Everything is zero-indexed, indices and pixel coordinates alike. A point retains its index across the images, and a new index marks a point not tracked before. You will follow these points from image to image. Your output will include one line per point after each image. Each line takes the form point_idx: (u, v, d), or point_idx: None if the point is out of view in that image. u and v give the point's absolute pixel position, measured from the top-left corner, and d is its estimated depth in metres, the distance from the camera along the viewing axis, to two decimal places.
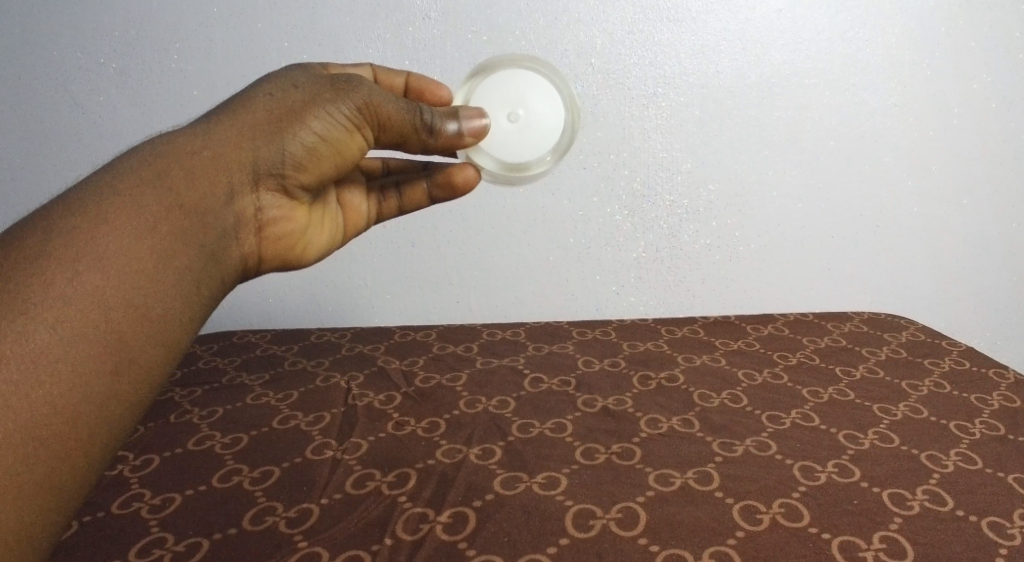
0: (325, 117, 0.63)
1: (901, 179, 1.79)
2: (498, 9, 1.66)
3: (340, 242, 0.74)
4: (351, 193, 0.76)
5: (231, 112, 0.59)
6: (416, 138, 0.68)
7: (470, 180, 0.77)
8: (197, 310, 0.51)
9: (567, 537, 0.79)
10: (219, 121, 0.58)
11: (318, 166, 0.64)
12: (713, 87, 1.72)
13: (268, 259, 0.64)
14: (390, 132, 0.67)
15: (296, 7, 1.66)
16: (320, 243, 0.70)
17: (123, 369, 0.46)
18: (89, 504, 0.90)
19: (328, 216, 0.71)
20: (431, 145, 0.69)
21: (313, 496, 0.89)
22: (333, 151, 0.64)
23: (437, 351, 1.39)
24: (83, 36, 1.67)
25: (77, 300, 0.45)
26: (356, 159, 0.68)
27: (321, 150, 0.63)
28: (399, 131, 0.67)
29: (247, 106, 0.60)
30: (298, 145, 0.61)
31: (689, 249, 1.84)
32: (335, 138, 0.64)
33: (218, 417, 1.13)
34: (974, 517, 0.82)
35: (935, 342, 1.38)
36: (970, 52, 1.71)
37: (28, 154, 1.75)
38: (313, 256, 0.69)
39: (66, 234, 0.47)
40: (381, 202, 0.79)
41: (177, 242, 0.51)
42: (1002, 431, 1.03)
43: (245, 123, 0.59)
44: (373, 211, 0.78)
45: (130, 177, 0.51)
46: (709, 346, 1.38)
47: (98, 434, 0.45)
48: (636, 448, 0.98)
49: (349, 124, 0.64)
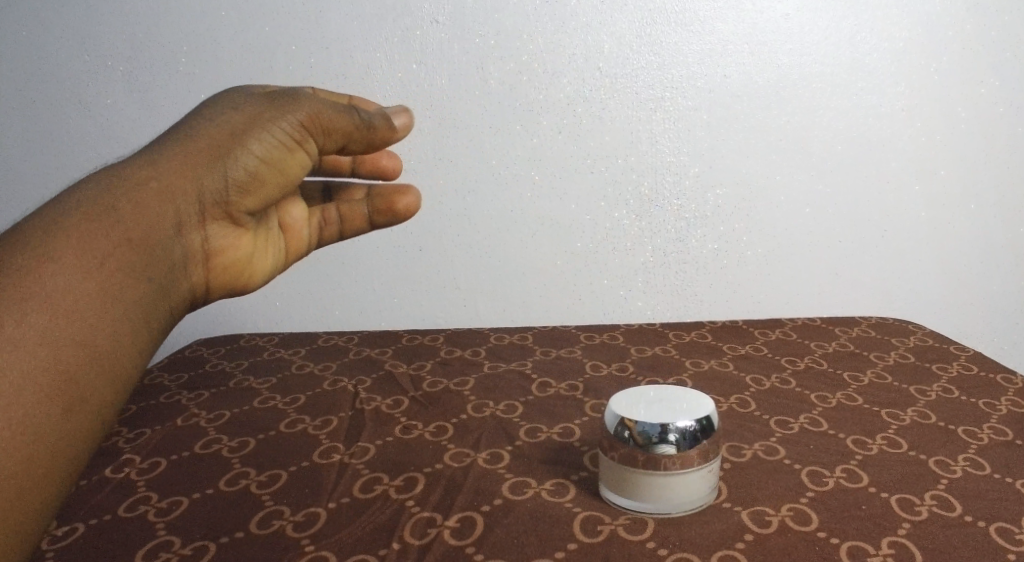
0: (268, 137, 0.64)
1: (908, 182, 1.79)
2: (506, 14, 1.68)
3: (284, 265, 0.74)
4: (292, 214, 0.75)
5: (177, 141, 0.61)
6: (358, 137, 0.70)
7: (409, 206, 0.80)
8: (142, 343, 0.52)
9: (575, 542, 0.78)
10: (169, 151, 0.60)
11: (264, 188, 0.65)
12: (720, 91, 1.72)
13: (216, 288, 0.65)
14: (333, 139, 0.69)
15: (304, 10, 1.67)
16: (267, 266, 0.70)
17: (73, 408, 0.46)
18: (96, 507, 0.90)
19: (270, 238, 0.72)
20: (372, 142, 0.71)
21: (321, 500, 0.89)
22: (277, 169, 0.66)
23: (445, 355, 1.39)
24: (92, 41, 1.69)
25: (23, 342, 0.45)
26: (298, 175, 0.69)
27: (265, 171, 0.64)
28: (344, 134, 0.69)
29: (193, 135, 0.61)
30: (242, 165, 0.62)
31: (696, 254, 1.82)
32: (280, 156, 0.66)
33: (225, 421, 1.13)
34: (982, 522, 0.81)
35: (943, 348, 1.38)
36: (976, 56, 1.73)
37: (36, 156, 1.77)
38: (259, 281, 0.69)
39: (14, 275, 0.47)
40: (322, 224, 0.78)
41: (118, 284, 0.51)
42: (1011, 436, 1.02)
43: (189, 152, 0.60)
44: (315, 233, 0.78)
45: (75, 212, 0.52)
46: (716, 351, 1.38)
47: (48, 479, 0.45)
48: (694, 453, 0.83)
49: (292, 140, 0.66)
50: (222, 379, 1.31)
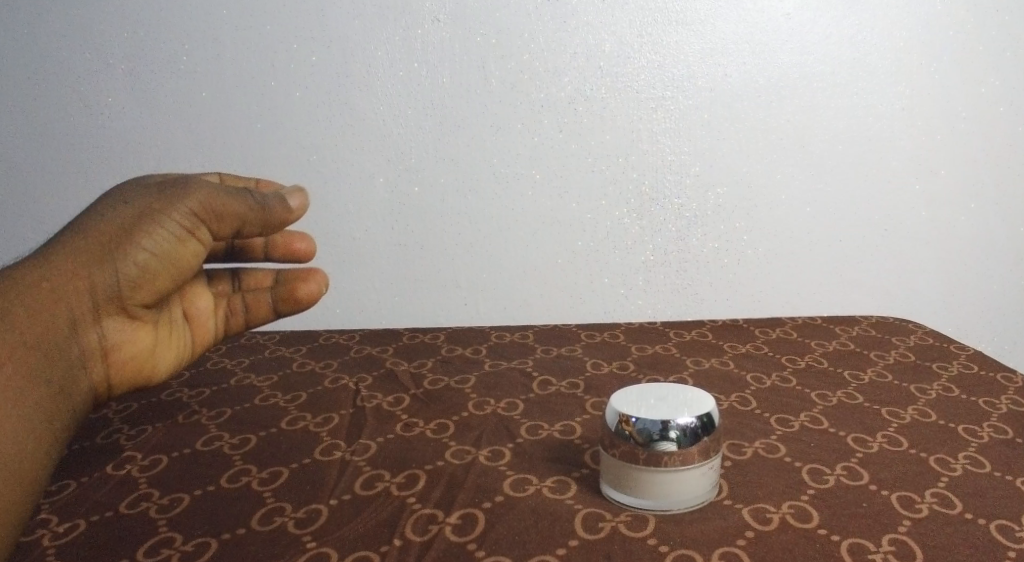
0: (149, 243, 0.92)
1: (908, 181, 1.79)
2: (508, 13, 1.68)
3: (188, 355, 1.05)
4: (197, 310, 1.06)
5: (63, 257, 0.88)
6: (250, 219, 0.98)
7: (312, 294, 1.08)
8: (52, 408, 0.78)
9: (577, 539, 0.78)
10: (57, 266, 0.87)
11: (149, 286, 0.94)
12: (721, 90, 1.72)
13: (121, 378, 0.96)
14: (221, 224, 0.97)
15: (306, 8, 1.68)
16: (167, 358, 1.01)
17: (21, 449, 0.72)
18: (98, 504, 0.90)
19: (172, 334, 1.02)
20: (265, 220, 1.00)
21: (322, 497, 0.89)
22: (163, 266, 0.94)
23: (446, 353, 1.39)
24: (93, 38, 1.69)
25: None
26: (183, 265, 0.96)
27: (150, 270, 0.93)
28: (235, 217, 0.97)
29: (74, 253, 0.89)
30: (128, 269, 0.91)
31: (697, 252, 1.82)
32: (161, 255, 0.93)
33: (226, 418, 1.13)
34: (982, 520, 0.81)
35: (944, 347, 1.38)
36: (976, 55, 1.74)
37: (38, 155, 1.77)
38: (162, 368, 1.00)
39: None
40: (228, 317, 1.09)
41: (35, 367, 0.77)
42: (1010, 434, 1.02)
43: (77, 267, 0.87)
44: (219, 326, 1.09)
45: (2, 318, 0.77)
46: (717, 350, 1.38)
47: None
48: (694, 452, 0.83)
49: (172, 241, 0.94)
50: (224, 376, 1.31)
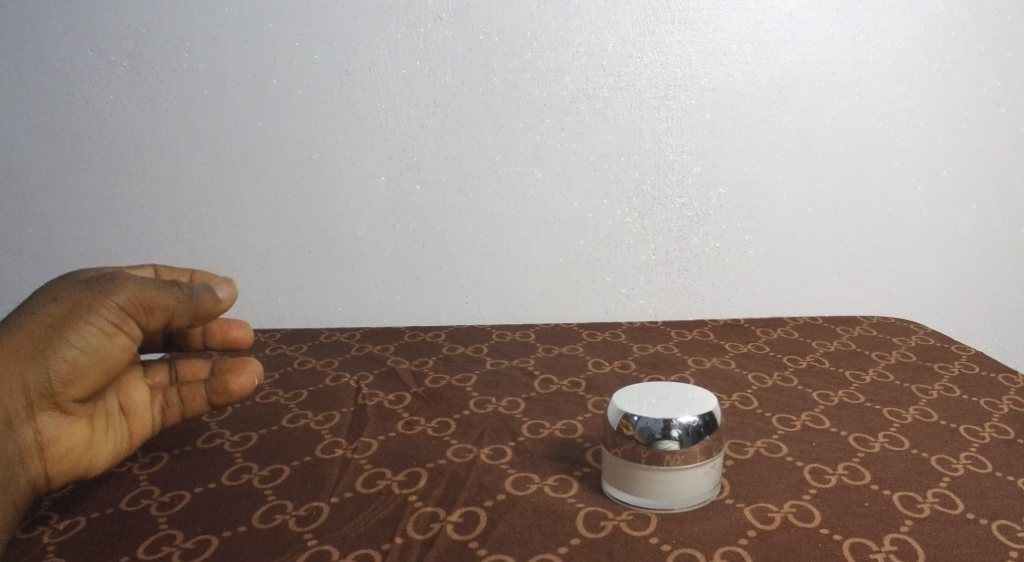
0: (82, 333, 0.85)
1: (910, 181, 1.79)
2: (510, 12, 1.68)
3: (126, 446, 0.96)
4: (133, 401, 0.98)
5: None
6: (179, 309, 0.93)
7: (242, 385, 1.01)
8: None
9: (579, 538, 0.78)
10: None
11: (83, 377, 0.86)
12: (723, 89, 1.72)
13: (56, 472, 0.87)
14: (152, 317, 0.91)
15: (308, 6, 1.68)
16: (104, 451, 0.92)
17: None
18: (99, 500, 0.90)
19: (110, 427, 0.94)
20: (195, 309, 0.95)
21: (324, 495, 0.89)
22: (95, 357, 0.87)
23: (447, 352, 1.39)
24: (95, 35, 1.69)
25: None
26: (117, 359, 0.90)
27: (83, 362, 0.86)
28: (166, 310, 0.92)
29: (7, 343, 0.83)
30: (60, 361, 0.84)
31: (699, 251, 1.81)
32: (96, 346, 0.87)
33: (227, 415, 1.13)
34: (984, 519, 0.81)
35: (945, 347, 1.38)
36: (978, 56, 1.75)
37: (39, 152, 1.77)
38: (99, 465, 0.92)
39: None
40: (165, 408, 1.01)
41: None
42: (1012, 434, 1.02)
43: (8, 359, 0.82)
44: (158, 416, 1.01)
45: None
46: (718, 349, 1.38)
47: None
48: (697, 451, 0.83)
49: (106, 331, 0.87)
50: None
